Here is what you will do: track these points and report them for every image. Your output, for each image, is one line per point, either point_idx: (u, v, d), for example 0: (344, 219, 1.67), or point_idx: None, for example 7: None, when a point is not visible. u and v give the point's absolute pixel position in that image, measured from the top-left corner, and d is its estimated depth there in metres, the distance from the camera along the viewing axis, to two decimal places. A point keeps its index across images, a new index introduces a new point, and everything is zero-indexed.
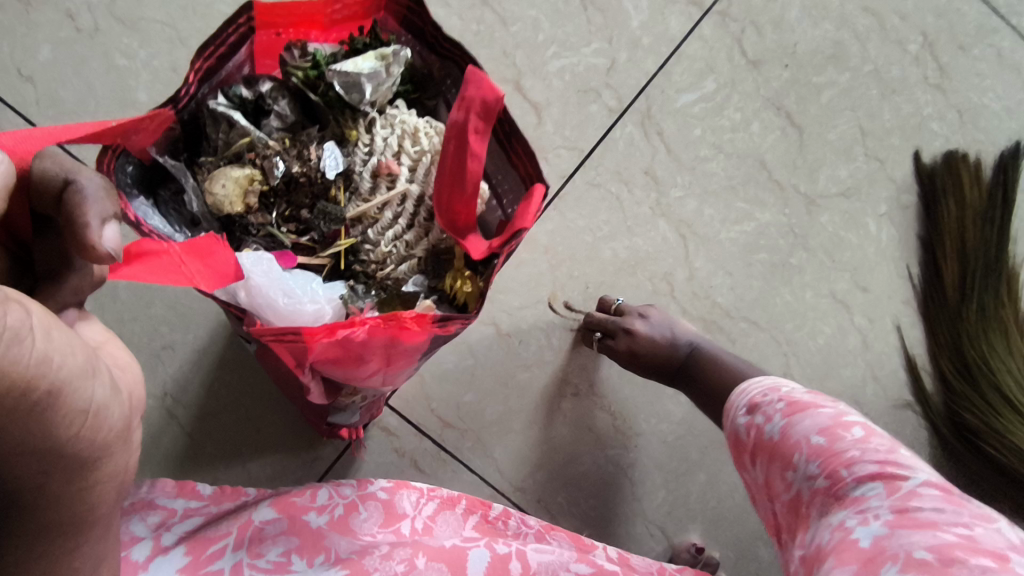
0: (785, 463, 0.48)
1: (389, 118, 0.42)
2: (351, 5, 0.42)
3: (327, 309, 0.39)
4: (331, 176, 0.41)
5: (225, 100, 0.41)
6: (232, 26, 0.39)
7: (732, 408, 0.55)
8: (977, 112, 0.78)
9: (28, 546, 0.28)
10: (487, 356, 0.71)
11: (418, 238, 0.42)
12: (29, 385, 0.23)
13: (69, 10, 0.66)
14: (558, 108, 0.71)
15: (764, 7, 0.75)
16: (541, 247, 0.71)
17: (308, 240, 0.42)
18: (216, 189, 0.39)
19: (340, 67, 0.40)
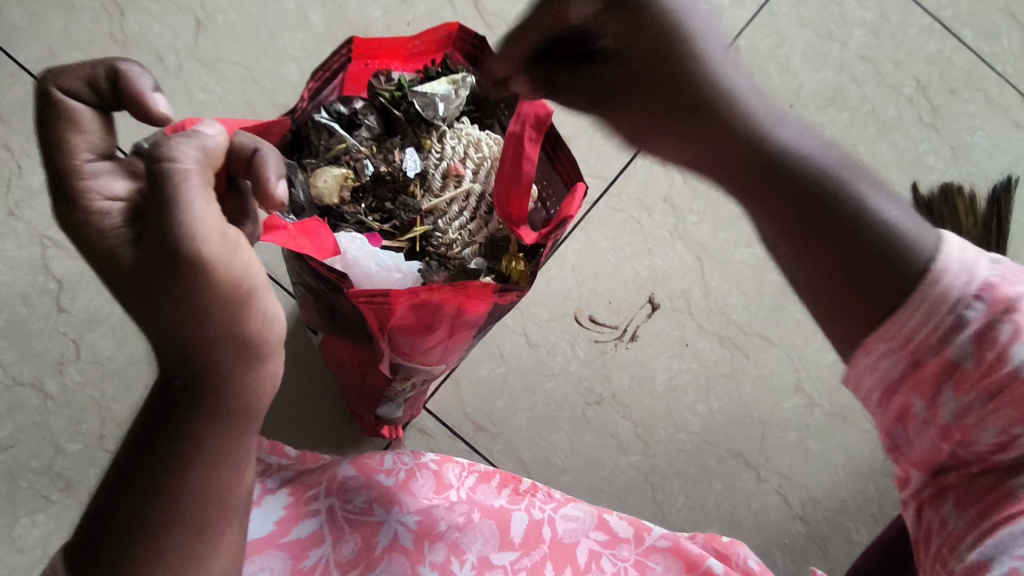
0: (1021, 417, 0.39)
1: (457, 131, 0.51)
2: (427, 41, 0.52)
3: (408, 279, 0.48)
4: (410, 175, 0.50)
5: (327, 114, 0.50)
6: (336, 56, 0.49)
7: (946, 304, 0.39)
8: (969, 149, 0.85)
9: (212, 420, 0.37)
10: (518, 364, 0.76)
11: (481, 226, 0.50)
12: (238, 281, 0.35)
13: (159, 53, 0.76)
14: (584, 141, 0.79)
15: (769, 55, 0.83)
16: (568, 265, 0.78)
17: (390, 226, 0.50)
18: (319, 183, 0.48)
19: (421, 89, 0.49)
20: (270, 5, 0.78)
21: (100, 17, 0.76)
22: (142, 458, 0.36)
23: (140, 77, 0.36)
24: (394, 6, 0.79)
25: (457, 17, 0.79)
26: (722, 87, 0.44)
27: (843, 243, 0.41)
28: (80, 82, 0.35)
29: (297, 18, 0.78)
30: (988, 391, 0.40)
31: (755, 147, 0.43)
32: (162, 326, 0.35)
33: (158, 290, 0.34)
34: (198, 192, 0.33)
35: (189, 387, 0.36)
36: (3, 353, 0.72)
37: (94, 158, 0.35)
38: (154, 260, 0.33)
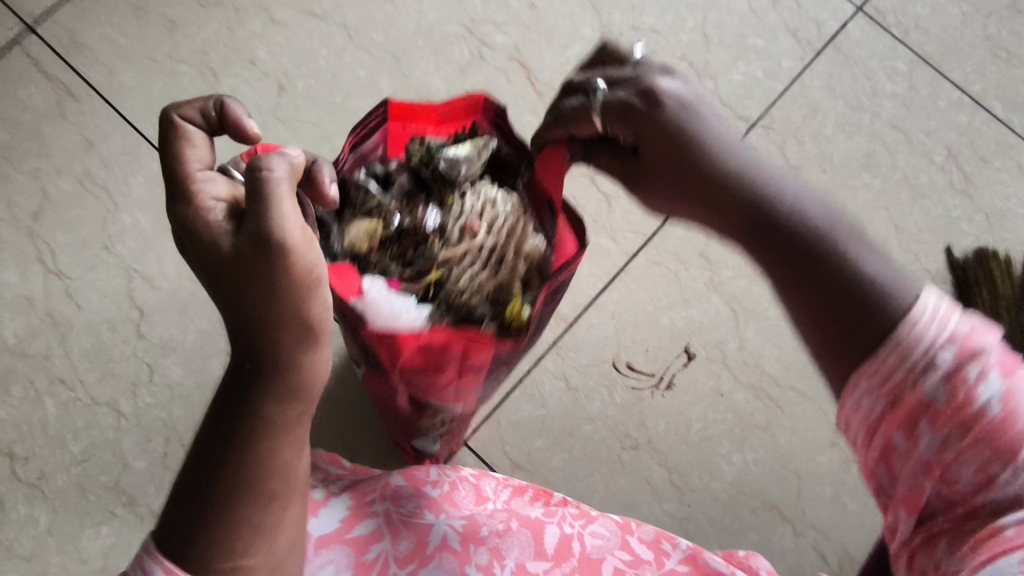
0: (996, 453, 0.37)
1: (476, 190, 0.56)
2: (455, 109, 0.58)
3: (417, 321, 0.50)
4: (430, 228, 0.55)
5: (365, 173, 0.57)
6: (373, 115, 0.56)
7: (923, 348, 0.37)
8: (1003, 216, 0.87)
9: (270, 397, 0.41)
10: (557, 407, 0.80)
11: (491, 274, 0.54)
12: (310, 270, 0.40)
13: (246, 112, 0.86)
14: (625, 199, 0.84)
15: (802, 123, 0.89)
16: (607, 313, 0.82)
17: (409, 272, 0.54)
18: (352, 233, 0.54)
19: (446, 152, 0.55)
20: (345, 72, 0.88)
21: (198, 81, 0.86)
22: (212, 432, 0.41)
23: (237, 105, 0.44)
24: (454, 75, 0.88)
25: (510, 85, 0.88)
26: (710, 146, 0.46)
27: (823, 301, 0.40)
28: (195, 111, 0.43)
29: (368, 83, 0.88)
30: (963, 426, 0.37)
31: (749, 207, 0.43)
32: (244, 313, 0.40)
33: (244, 275, 0.39)
34: (287, 196, 0.39)
35: (257, 367, 0.41)
36: (86, 374, 0.79)
37: (204, 168, 0.42)
38: (248, 253, 0.39)
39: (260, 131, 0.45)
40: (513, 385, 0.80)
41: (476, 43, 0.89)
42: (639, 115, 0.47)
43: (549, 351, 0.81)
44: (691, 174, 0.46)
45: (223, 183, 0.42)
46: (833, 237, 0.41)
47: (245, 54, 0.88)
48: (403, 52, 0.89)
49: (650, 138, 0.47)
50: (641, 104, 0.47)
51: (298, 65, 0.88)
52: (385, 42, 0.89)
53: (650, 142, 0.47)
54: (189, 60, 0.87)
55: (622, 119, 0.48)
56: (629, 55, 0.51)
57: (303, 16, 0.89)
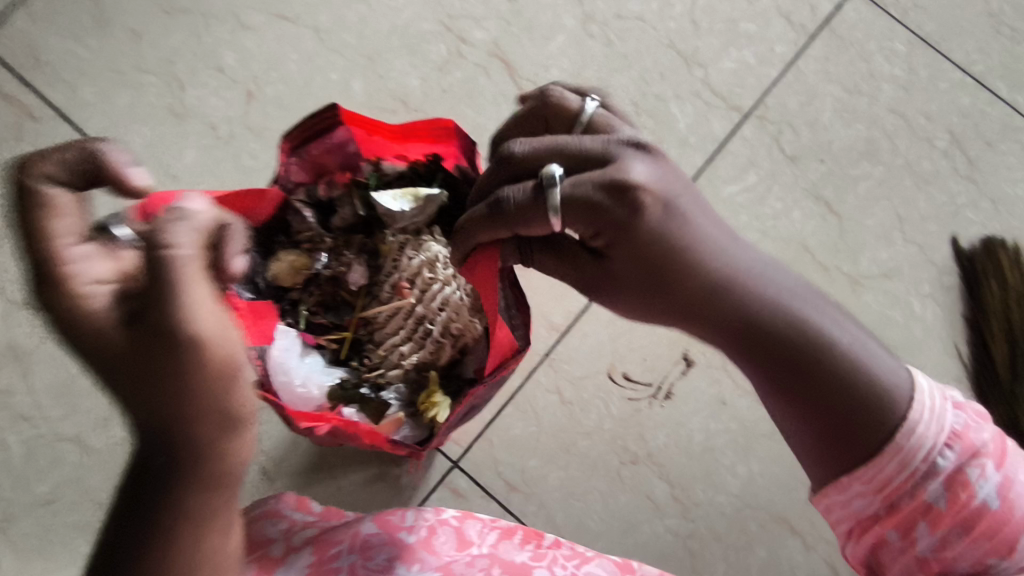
0: (979, 538, 0.39)
1: (418, 245, 0.59)
2: (415, 131, 0.54)
3: (314, 393, 0.58)
4: (353, 285, 0.61)
5: (307, 196, 0.61)
6: (318, 119, 0.55)
7: (919, 454, 0.40)
8: (1010, 202, 0.83)
9: (189, 495, 0.34)
10: (551, 423, 0.76)
11: (413, 351, 0.60)
12: (229, 357, 0.34)
13: (211, 122, 0.81)
14: None
15: (798, 111, 0.84)
16: (600, 321, 0.77)
17: (328, 319, 0.62)
18: (275, 265, 0.60)
19: (382, 200, 0.57)
20: (315, 75, 0.83)
21: (159, 91, 0.81)
22: (117, 539, 0.33)
23: (115, 152, 0.38)
24: (431, 74, 0.83)
25: (490, 84, 0.83)
26: (686, 247, 0.44)
27: (822, 396, 0.41)
28: (56, 166, 0.36)
29: (340, 87, 0.83)
30: (956, 523, 0.39)
31: (738, 310, 0.43)
32: (147, 404, 0.34)
33: (148, 365, 0.33)
34: (195, 276, 0.34)
35: (167, 462, 0.34)
36: (52, 409, 0.75)
37: (76, 243, 0.35)
38: (152, 341, 0.33)
39: (147, 181, 0.39)
40: (505, 401, 0.76)
41: (454, 40, 0.84)
42: (609, 213, 0.42)
43: (540, 364, 0.77)
44: (667, 281, 0.44)
45: (104, 260, 0.36)
46: (821, 323, 0.43)
47: (207, 59, 0.82)
48: (376, 52, 0.83)
49: (623, 240, 0.43)
50: (615, 199, 0.42)
51: (264, 69, 0.82)
52: (356, 42, 0.83)
53: (622, 244, 0.43)
54: (148, 69, 0.81)
55: (590, 216, 0.42)
56: (579, 114, 0.47)
57: (268, 16, 0.83)
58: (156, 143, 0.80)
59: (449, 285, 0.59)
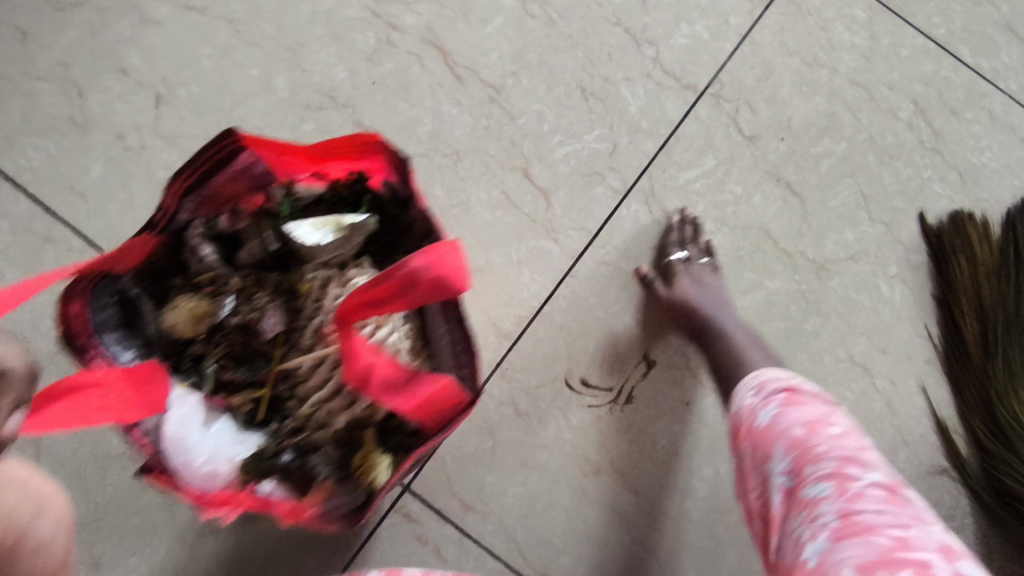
0: (756, 444, 0.54)
1: (344, 282, 0.55)
2: (336, 150, 0.51)
3: (223, 468, 0.50)
4: (269, 334, 0.54)
5: (204, 231, 0.53)
6: (216, 148, 0.49)
7: (742, 391, 0.60)
8: (977, 172, 0.80)
9: None
10: (508, 437, 0.72)
11: (341, 409, 0.54)
12: None
13: (119, 131, 0.73)
14: (565, 193, 0.76)
15: (756, 87, 0.79)
16: (555, 325, 0.73)
17: (241, 375, 0.54)
18: (171, 316, 0.52)
19: (299, 233, 0.53)
20: (231, 73, 0.75)
21: (57, 98, 0.73)
22: None
23: None
24: (359, 65, 0.76)
25: (425, 73, 0.76)
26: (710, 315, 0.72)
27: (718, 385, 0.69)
28: None
29: (260, 84, 0.75)
30: (745, 436, 0.55)
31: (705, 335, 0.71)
32: None
33: None
34: None
35: None
36: None
37: None
38: None
39: None
40: None
41: (382, 27, 0.77)
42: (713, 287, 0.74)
43: (494, 375, 0.72)
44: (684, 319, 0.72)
45: None
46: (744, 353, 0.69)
47: (110, 61, 0.74)
48: (298, 44, 0.76)
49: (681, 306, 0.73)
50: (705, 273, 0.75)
51: (174, 69, 0.75)
52: (274, 33, 0.76)
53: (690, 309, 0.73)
54: (44, 74, 0.74)
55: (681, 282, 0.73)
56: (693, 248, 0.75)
57: (176, 9, 0.76)
58: (59, 158, 0.73)
59: (383, 327, 0.54)
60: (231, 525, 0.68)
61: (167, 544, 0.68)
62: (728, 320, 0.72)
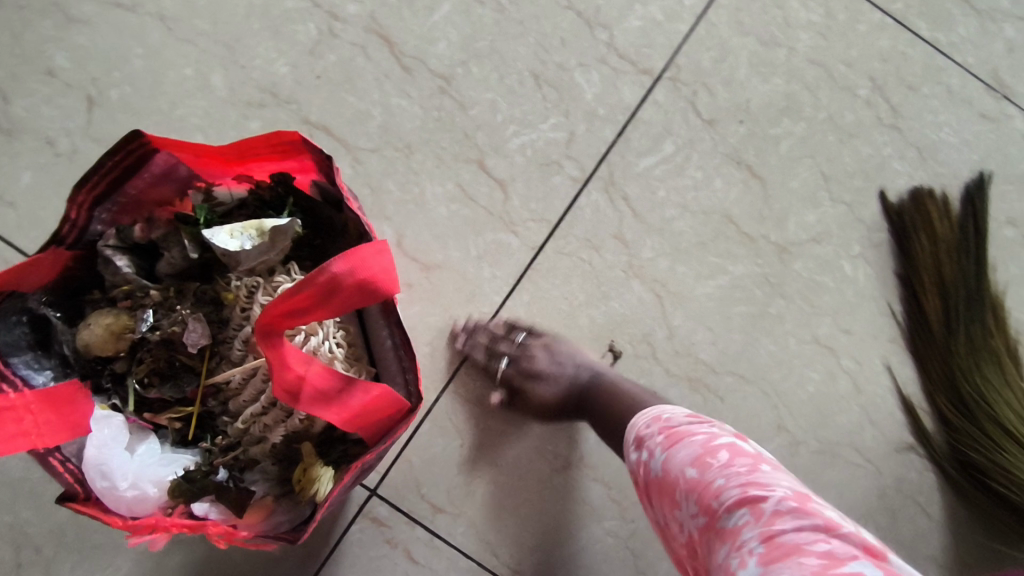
0: (665, 496, 0.50)
1: (271, 287, 0.51)
2: (250, 151, 0.48)
3: (151, 493, 0.48)
4: (193, 348, 0.51)
5: (117, 241, 0.51)
6: (121, 153, 0.47)
7: (631, 444, 0.57)
8: (936, 148, 0.79)
9: None
10: (474, 436, 0.70)
11: (277, 423, 0.50)
12: None
13: (50, 136, 0.70)
14: (522, 184, 0.74)
15: (712, 69, 0.77)
16: (517, 320, 0.72)
17: (170, 393, 0.52)
18: (86, 334, 0.50)
19: (218, 240, 0.49)
20: (166, 71, 0.72)
21: None
22: None
23: None
24: (302, 59, 0.73)
25: (372, 65, 0.73)
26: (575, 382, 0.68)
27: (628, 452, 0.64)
28: None
29: (198, 83, 0.72)
30: (650, 490, 0.52)
31: (587, 403, 0.67)
32: None
33: None
34: None
35: None
36: None
37: None
38: None
39: None
40: (421, 419, 0.70)
41: (325, 18, 0.74)
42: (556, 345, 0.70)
43: (456, 373, 0.71)
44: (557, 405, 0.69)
45: None
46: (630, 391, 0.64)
47: (36, 62, 0.70)
48: (237, 38, 0.73)
49: (546, 387, 0.68)
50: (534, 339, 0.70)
51: (106, 69, 0.71)
52: (210, 28, 0.73)
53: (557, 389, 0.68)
54: None
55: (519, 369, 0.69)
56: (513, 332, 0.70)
57: (104, 6, 0.72)
58: None
59: (314, 334, 0.50)
60: (192, 538, 0.66)
61: (126, 562, 0.65)
62: (596, 370, 0.68)
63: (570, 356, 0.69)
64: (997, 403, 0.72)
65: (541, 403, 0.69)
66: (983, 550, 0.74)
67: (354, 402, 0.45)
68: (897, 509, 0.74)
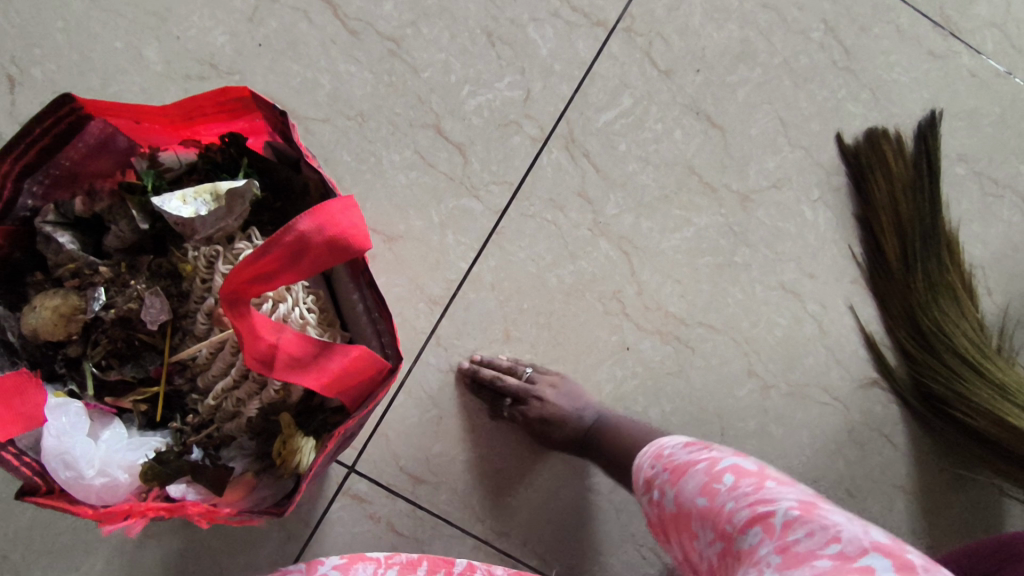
0: (686, 533, 0.49)
1: (231, 257, 0.47)
2: (196, 110, 0.47)
3: (122, 479, 0.46)
4: (154, 325, 0.48)
5: (57, 217, 0.49)
6: (49, 120, 0.46)
7: (638, 488, 0.56)
8: (889, 89, 0.80)
9: None
10: (450, 405, 0.70)
11: (252, 396, 0.48)
12: None
13: None
14: (481, 146, 0.72)
15: (667, 18, 0.76)
16: (485, 286, 0.71)
17: (132, 372, 0.49)
18: (32, 317, 0.47)
19: (171, 209, 0.46)
20: (94, 45, 0.67)
21: None
22: None
23: None
24: (240, 26, 0.69)
25: (315, 29, 0.70)
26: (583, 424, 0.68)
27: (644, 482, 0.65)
28: None
29: (129, 56, 0.68)
30: (667, 526, 0.51)
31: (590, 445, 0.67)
32: None
33: None
34: None
35: None
36: None
37: None
38: None
39: None
40: (396, 390, 0.69)
41: None
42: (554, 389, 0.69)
43: (427, 343, 0.70)
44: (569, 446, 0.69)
45: None
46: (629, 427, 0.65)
47: None
48: (168, 7, 0.68)
49: (553, 434, 0.69)
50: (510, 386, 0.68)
51: (26, 45, 0.66)
52: None
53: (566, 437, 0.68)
54: None
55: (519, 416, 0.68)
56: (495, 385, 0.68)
57: None
58: None
59: (283, 301, 0.47)
60: (170, 530, 0.64)
61: (101, 559, 0.64)
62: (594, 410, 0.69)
63: (575, 398, 0.69)
64: (959, 337, 0.74)
65: (554, 440, 0.69)
66: (947, 475, 0.77)
67: (335, 366, 0.43)
68: (864, 443, 0.76)
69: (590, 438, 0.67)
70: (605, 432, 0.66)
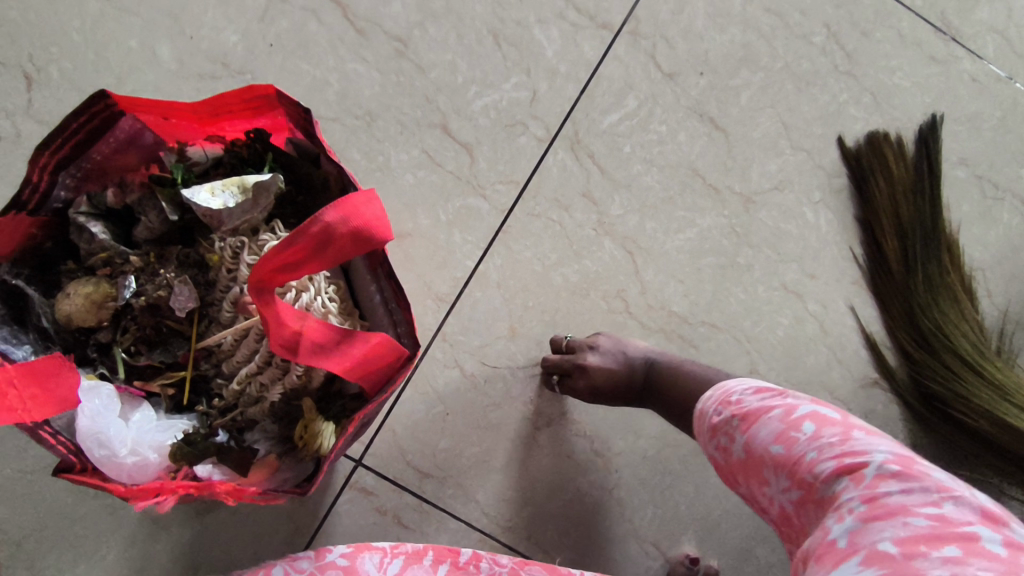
0: (757, 480, 0.48)
1: (256, 247, 0.48)
2: (222, 107, 0.48)
3: (152, 459, 0.47)
4: (182, 312, 0.50)
5: (88, 209, 0.51)
6: (83, 115, 0.47)
7: (700, 433, 0.54)
8: (891, 93, 0.81)
9: None
10: (456, 400, 0.71)
11: (274, 381, 0.49)
12: None
13: None
14: (488, 146, 0.73)
15: (671, 21, 0.77)
16: (492, 283, 0.72)
17: (160, 359, 0.51)
18: (66, 304, 0.48)
19: (200, 199, 0.48)
20: (109, 45, 0.68)
21: None
22: None
23: None
24: (252, 26, 0.70)
25: (326, 30, 0.71)
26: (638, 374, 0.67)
27: None
28: None
29: (143, 56, 0.69)
30: (734, 471, 0.50)
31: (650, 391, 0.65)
32: None
33: None
34: None
35: None
36: None
37: None
38: None
39: None
40: (404, 385, 0.70)
41: None
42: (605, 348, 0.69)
43: (434, 340, 0.71)
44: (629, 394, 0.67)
45: None
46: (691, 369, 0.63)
47: None
48: (181, 7, 0.70)
49: (607, 390, 0.68)
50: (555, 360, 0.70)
51: (42, 44, 0.67)
52: None
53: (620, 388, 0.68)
54: None
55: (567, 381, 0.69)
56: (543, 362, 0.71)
57: None
58: None
59: (305, 291, 0.49)
60: (181, 521, 0.65)
61: (112, 550, 0.65)
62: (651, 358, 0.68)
63: (627, 352, 0.69)
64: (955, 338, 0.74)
65: (612, 395, 0.68)
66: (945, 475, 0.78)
67: (358, 352, 0.45)
68: None
69: (647, 386, 0.66)
70: (662, 377, 0.65)
